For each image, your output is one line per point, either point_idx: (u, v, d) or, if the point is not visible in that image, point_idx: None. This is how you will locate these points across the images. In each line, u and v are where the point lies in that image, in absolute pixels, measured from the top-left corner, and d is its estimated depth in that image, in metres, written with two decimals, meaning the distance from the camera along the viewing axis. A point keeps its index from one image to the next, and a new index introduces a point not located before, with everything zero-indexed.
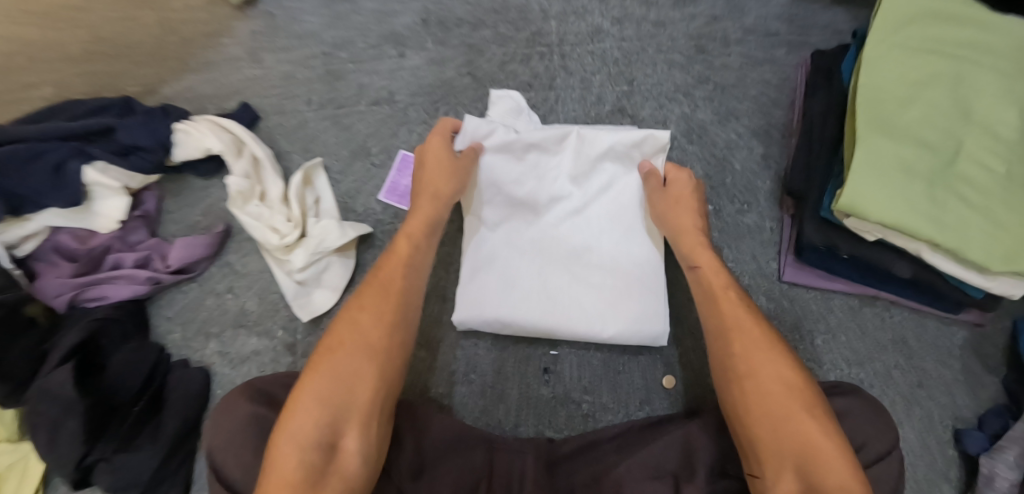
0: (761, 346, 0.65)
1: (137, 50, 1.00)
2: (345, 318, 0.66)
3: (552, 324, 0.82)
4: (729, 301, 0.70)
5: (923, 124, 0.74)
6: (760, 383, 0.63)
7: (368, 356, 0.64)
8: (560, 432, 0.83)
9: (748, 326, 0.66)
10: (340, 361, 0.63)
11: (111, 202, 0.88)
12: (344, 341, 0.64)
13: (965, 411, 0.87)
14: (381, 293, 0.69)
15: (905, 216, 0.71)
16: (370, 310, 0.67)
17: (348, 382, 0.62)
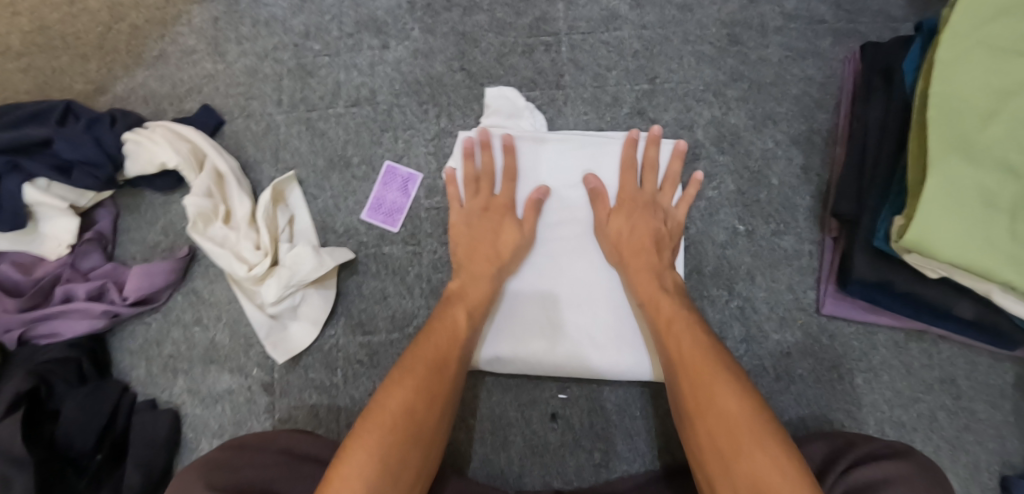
0: (707, 373, 0.58)
1: (82, 41, 0.87)
2: (400, 386, 0.60)
3: (557, 352, 0.74)
4: (677, 328, 0.64)
5: (1009, 145, 0.62)
6: (711, 414, 0.56)
7: (420, 443, 0.58)
8: (569, 484, 0.75)
9: (693, 352, 0.61)
10: (391, 440, 0.56)
11: (58, 223, 0.78)
12: (396, 414, 0.57)
13: (1017, 457, 0.78)
14: (436, 364, 0.63)
15: (979, 257, 0.60)
16: (427, 386, 0.61)
17: (401, 468, 0.55)
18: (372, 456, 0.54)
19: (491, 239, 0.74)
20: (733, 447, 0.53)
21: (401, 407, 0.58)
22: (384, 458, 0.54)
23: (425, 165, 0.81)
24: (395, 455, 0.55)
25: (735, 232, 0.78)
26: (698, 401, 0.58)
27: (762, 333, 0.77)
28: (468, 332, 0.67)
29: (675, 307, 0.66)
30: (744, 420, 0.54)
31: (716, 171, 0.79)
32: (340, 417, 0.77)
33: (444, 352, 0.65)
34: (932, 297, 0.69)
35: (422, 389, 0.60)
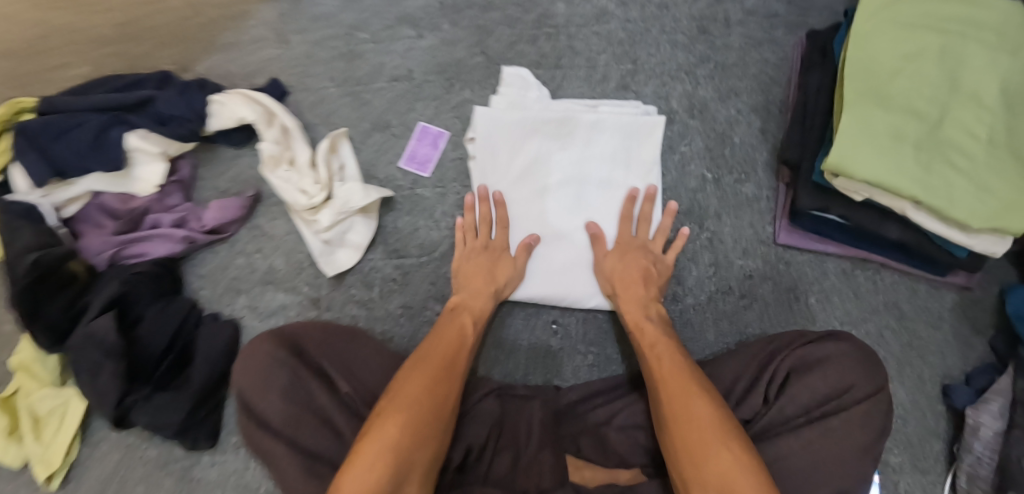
0: (679, 382, 0.71)
1: (161, 32, 1.04)
2: (412, 383, 0.71)
3: (540, 294, 0.89)
4: (658, 349, 0.77)
5: (912, 92, 0.79)
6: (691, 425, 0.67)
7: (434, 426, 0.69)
8: (567, 381, 0.91)
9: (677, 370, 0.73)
10: (404, 421, 0.67)
11: (150, 167, 0.95)
12: (406, 405, 0.69)
13: (955, 370, 0.91)
14: (444, 367, 0.75)
15: (892, 175, 0.76)
16: (439, 381, 0.73)
17: (409, 446, 0.66)
18: (382, 435, 0.65)
19: (487, 270, 0.86)
20: (702, 442, 0.66)
21: (413, 397, 0.70)
22: (403, 436, 0.66)
23: (452, 126, 0.99)
24: (413, 434, 0.67)
25: (704, 180, 0.95)
26: (673, 399, 0.70)
27: (728, 260, 0.92)
28: (472, 339, 0.80)
29: (656, 332, 0.79)
30: (711, 426, 0.66)
31: (688, 132, 0.96)
32: (374, 325, 0.93)
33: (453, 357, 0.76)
34: (865, 220, 0.84)
35: (433, 383, 0.72)
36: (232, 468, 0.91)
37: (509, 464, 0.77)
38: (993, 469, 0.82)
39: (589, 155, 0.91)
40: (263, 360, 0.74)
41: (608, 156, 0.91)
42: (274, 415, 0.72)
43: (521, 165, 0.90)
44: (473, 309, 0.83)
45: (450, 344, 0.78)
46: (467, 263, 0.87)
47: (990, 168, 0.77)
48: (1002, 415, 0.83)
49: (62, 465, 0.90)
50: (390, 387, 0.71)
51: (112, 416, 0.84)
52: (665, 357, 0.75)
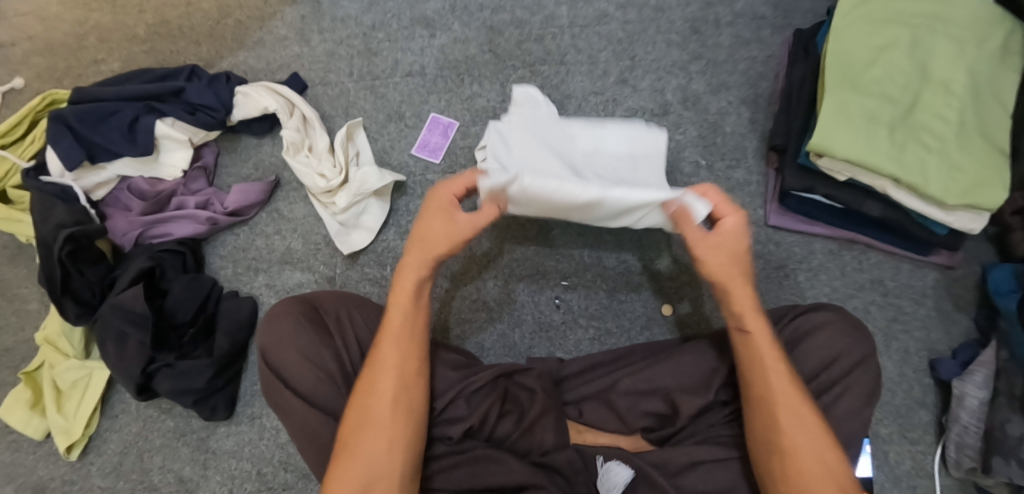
0: (784, 384, 0.70)
1: (194, 32, 1.12)
2: (365, 398, 0.72)
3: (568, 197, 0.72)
4: (769, 368, 0.71)
5: (886, 80, 0.86)
6: (794, 444, 0.68)
7: (396, 436, 0.70)
8: (569, 353, 0.96)
9: (780, 379, 0.70)
10: (368, 441, 0.69)
11: (176, 153, 1.01)
12: (367, 423, 0.71)
13: (939, 344, 0.95)
14: (392, 370, 0.72)
15: (868, 154, 0.82)
16: (396, 385, 0.72)
17: (380, 464, 0.68)
18: (354, 460, 0.69)
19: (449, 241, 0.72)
20: (803, 481, 0.67)
21: (367, 413, 0.71)
22: (369, 457, 0.69)
23: (461, 117, 1.05)
24: (377, 454, 0.69)
25: (698, 166, 1.02)
26: (772, 425, 0.69)
27: None
28: (413, 322, 0.74)
29: (751, 319, 0.72)
30: (823, 474, 0.66)
31: (682, 122, 1.03)
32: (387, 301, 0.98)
33: (393, 348, 0.74)
34: (847, 199, 0.90)
35: (380, 387, 0.72)
36: (248, 438, 0.94)
37: (516, 423, 0.81)
38: (978, 436, 0.86)
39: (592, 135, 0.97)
40: (288, 320, 0.78)
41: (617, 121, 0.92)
42: (293, 372, 0.76)
43: None
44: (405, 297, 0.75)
45: (392, 345, 0.74)
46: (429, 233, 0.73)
47: (960, 150, 0.83)
48: (986, 385, 0.87)
49: (82, 436, 0.94)
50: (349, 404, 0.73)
51: (137, 382, 0.88)
52: (773, 376, 0.70)
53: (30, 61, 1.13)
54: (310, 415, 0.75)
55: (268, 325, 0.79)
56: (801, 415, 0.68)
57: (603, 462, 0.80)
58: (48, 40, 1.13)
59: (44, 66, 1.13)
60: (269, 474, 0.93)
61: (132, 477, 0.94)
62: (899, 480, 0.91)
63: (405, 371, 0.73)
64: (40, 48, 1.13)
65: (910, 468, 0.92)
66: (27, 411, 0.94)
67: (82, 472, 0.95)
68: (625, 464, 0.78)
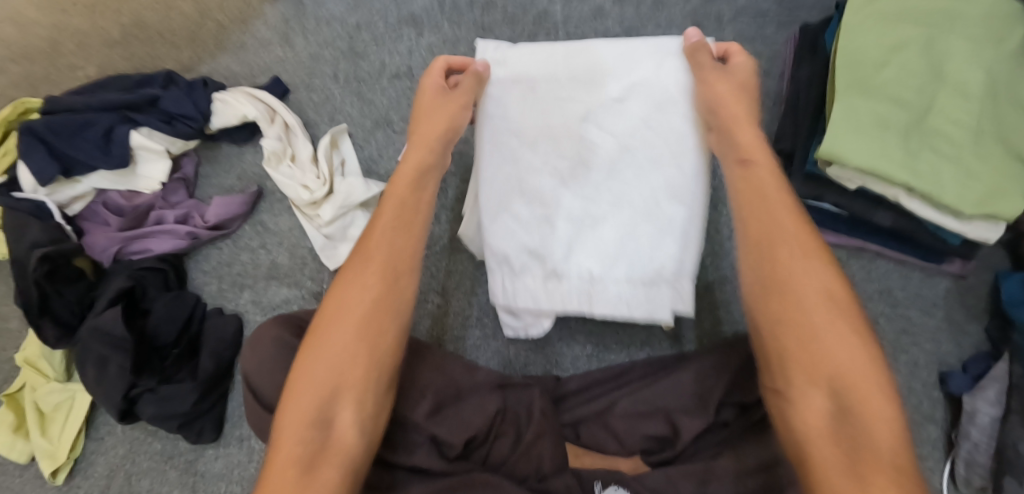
0: (823, 313, 0.58)
1: (172, 34, 1.07)
2: (330, 306, 0.62)
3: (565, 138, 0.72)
4: (790, 265, 0.60)
5: (899, 83, 0.79)
6: (826, 344, 0.57)
7: (368, 348, 0.60)
8: (566, 371, 0.93)
9: (808, 272, 0.60)
10: (337, 336, 0.60)
11: (154, 165, 0.97)
12: (341, 316, 0.61)
13: (950, 357, 0.92)
14: (379, 267, 0.63)
15: (879, 162, 0.77)
16: (379, 285, 0.62)
17: (351, 364, 0.59)
18: (319, 357, 0.60)
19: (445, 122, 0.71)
20: (842, 378, 0.56)
21: (336, 313, 0.62)
22: (332, 361, 0.59)
23: None
24: (339, 362, 0.59)
25: None
26: (786, 314, 0.59)
27: (724, 250, 0.95)
28: (403, 223, 0.67)
29: (789, 235, 0.61)
30: (864, 371, 0.55)
31: None
32: None
33: (375, 253, 0.64)
34: (856, 208, 0.86)
35: (358, 293, 0.62)
36: (236, 460, 0.92)
37: (511, 446, 0.77)
38: (990, 455, 0.83)
39: None
40: (268, 344, 0.74)
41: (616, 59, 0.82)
42: (272, 397, 0.73)
43: None
44: (403, 189, 0.68)
45: (384, 234, 0.65)
46: (426, 127, 0.71)
47: (978, 158, 0.77)
48: (999, 402, 0.84)
49: (67, 460, 0.92)
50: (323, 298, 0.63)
51: (119, 407, 0.85)
52: (794, 272, 0.60)
53: (3, 68, 1.08)
54: None
55: (251, 349, 0.76)
56: (845, 355, 0.56)
57: (602, 489, 0.75)
58: (23, 45, 1.08)
59: (19, 73, 1.08)
60: None
61: None
62: None
63: (389, 275, 0.63)
64: (14, 54, 1.08)
65: None
66: (10, 435, 0.92)
67: None
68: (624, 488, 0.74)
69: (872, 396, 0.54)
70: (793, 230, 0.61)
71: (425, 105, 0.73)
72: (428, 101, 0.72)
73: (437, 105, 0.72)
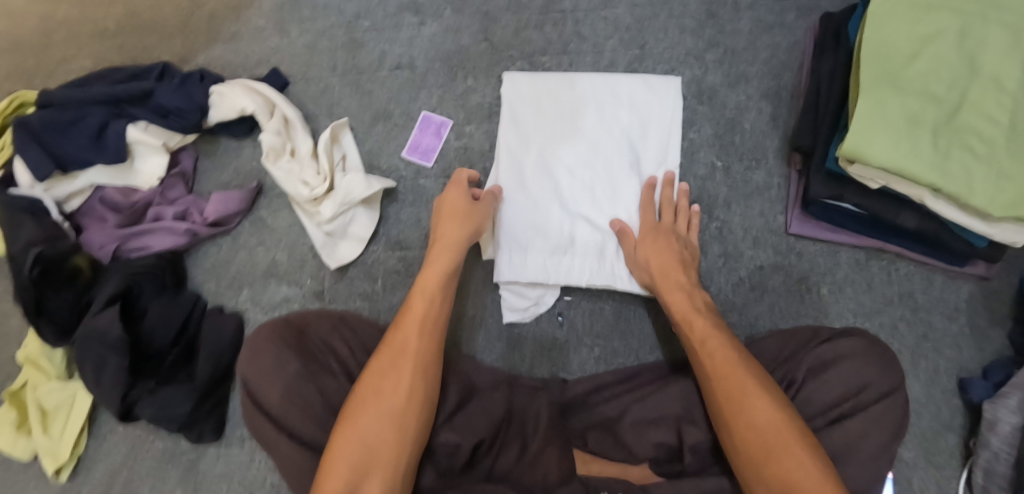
0: (751, 396, 0.65)
1: (166, 24, 1.03)
2: (362, 386, 0.70)
3: (545, 211, 0.88)
4: (720, 355, 0.70)
5: (929, 78, 0.75)
6: (752, 416, 0.65)
7: (394, 420, 0.68)
8: (573, 374, 0.90)
9: (720, 354, 0.70)
10: (368, 422, 0.67)
11: (151, 160, 0.94)
12: (373, 404, 0.69)
13: (971, 363, 0.88)
14: (397, 352, 0.72)
15: (904, 162, 0.73)
16: (411, 369, 0.71)
17: (381, 445, 0.66)
18: (355, 441, 0.66)
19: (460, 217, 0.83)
20: (764, 446, 0.63)
21: (367, 396, 0.69)
22: (366, 439, 0.66)
23: (454, 115, 0.97)
24: (372, 439, 0.66)
25: (713, 168, 0.93)
26: (729, 400, 0.67)
27: (738, 250, 0.91)
28: (427, 314, 0.76)
29: (718, 336, 0.72)
30: (793, 453, 0.61)
31: (697, 119, 0.94)
32: (378, 318, 0.93)
33: (405, 339, 0.74)
34: (879, 209, 0.81)
35: (384, 375, 0.71)
36: (238, 461, 0.91)
37: (516, 456, 0.75)
38: (1011, 465, 0.80)
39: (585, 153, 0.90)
40: (268, 352, 0.73)
41: (612, 110, 0.91)
42: (277, 409, 0.71)
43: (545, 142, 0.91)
44: (431, 287, 0.78)
45: (410, 329, 0.74)
46: (445, 228, 0.82)
47: (1012, 157, 0.71)
48: (1021, 410, 0.80)
49: (70, 458, 0.92)
50: (353, 390, 0.70)
51: (118, 409, 0.84)
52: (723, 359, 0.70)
53: None
54: (294, 453, 0.70)
55: (250, 351, 0.74)
56: (774, 433, 0.63)
57: None
58: (14, 35, 1.05)
59: (12, 62, 1.05)
60: None
61: None
62: None
63: (417, 358, 0.72)
64: (7, 43, 1.05)
65: None
66: (13, 433, 0.91)
67: None
68: None
69: (796, 471, 0.60)
70: (727, 349, 0.70)
71: (449, 205, 0.84)
72: (451, 201, 0.84)
73: (460, 209, 0.83)
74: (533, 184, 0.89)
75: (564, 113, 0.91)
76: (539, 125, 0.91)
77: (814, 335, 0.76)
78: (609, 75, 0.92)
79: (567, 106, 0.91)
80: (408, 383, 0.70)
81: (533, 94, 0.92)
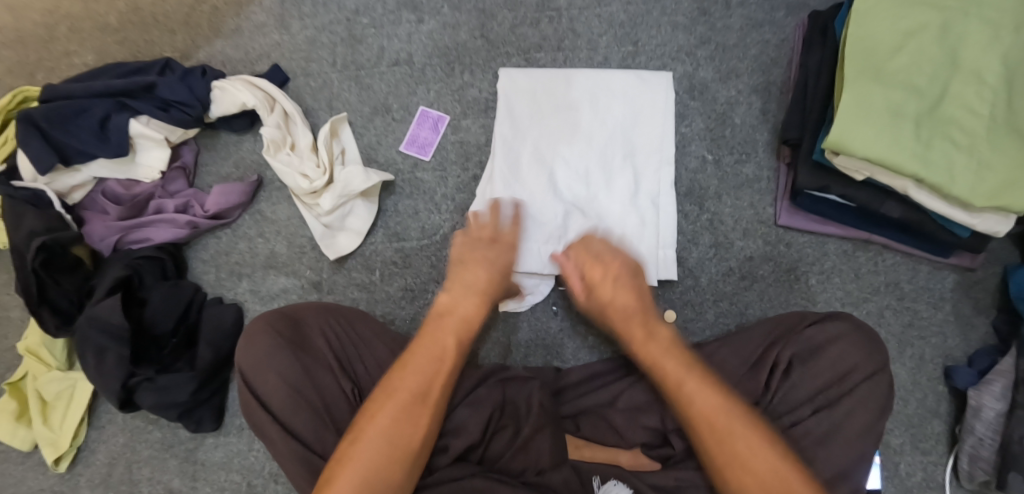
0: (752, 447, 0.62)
1: (168, 20, 1.05)
2: (375, 426, 0.64)
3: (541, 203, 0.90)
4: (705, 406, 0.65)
5: (912, 71, 0.77)
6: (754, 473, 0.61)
7: (406, 470, 0.64)
8: (567, 362, 0.93)
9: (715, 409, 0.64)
10: (375, 459, 0.63)
11: (152, 153, 0.96)
12: (382, 441, 0.64)
13: (956, 351, 0.91)
14: (418, 385, 0.68)
15: (889, 153, 0.75)
16: (426, 407, 0.67)
17: (389, 486, 0.62)
18: (361, 480, 0.61)
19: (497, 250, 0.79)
20: None
21: (381, 444, 0.63)
22: (375, 476, 0.62)
23: (451, 109, 0.99)
24: (381, 477, 0.62)
25: (704, 161, 0.95)
26: (727, 456, 0.63)
27: (728, 241, 0.93)
28: (454, 351, 0.71)
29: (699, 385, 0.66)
30: None
31: (688, 114, 0.96)
32: (376, 307, 0.95)
33: (429, 384, 0.68)
34: (865, 199, 0.83)
35: (403, 419, 0.65)
36: (236, 449, 0.92)
37: (509, 440, 0.75)
38: (994, 450, 0.82)
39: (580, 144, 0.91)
40: (265, 340, 0.72)
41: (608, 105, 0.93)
42: (275, 399, 0.70)
43: (540, 137, 0.92)
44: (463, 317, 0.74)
45: (432, 361, 0.69)
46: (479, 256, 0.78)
47: (992, 148, 0.74)
48: (1004, 396, 0.82)
49: (69, 448, 0.93)
50: (357, 418, 0.65)
51: (119, 396, 0.85)
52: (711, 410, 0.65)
53: None
54: (287, 444, 0.69)
55: (247, 341, 0.73)
56: (776, 486, 0.60)
57: (601, 484, 0.73)
58: (17, 31, 1.07)
59: (15, 59, 1.07)
60: (259, 486, 0.91)
61: (122, 488, 0.93)
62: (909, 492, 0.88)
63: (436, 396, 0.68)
64: (10, 39, 1.07)
65: (921, 480, 0.88)
66: (12, 423, 0.92)
67: (72, 482, 0.94)
68: (624, 483, 0.72)
69: None
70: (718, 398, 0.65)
71: (486, 232, 0.81)
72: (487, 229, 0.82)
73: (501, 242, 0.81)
74: (529, 179, 0.91)
75: (560, 110, 0.93)
76: (534, 122, 0.93)
77: (803, 320, 0.77)
78: (604, 70, 0.94)
79: (560, 102, 0.93)
80: (422, 420, 0.66)
81: (528, 88, 0.95)
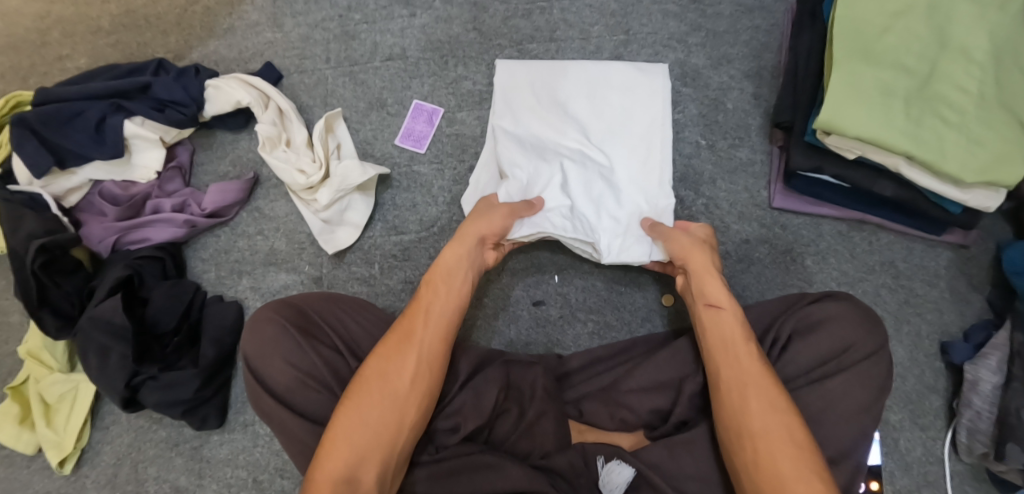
0: (768, 406, 0.65)
1: (161, 21, 1.05)
2: (372, 380, 0.67)
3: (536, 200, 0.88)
4: (730, 353, 0.69)
5: (902, 51, 0.77)
6: (766, 429, 0.64)
7: (401, 413, 0.66)
8: (568, 349, 0.94)
9: (757, 374, 0.67)
10: (371, 410, 0.66)
11: (148, 154, 0.96)
12: (375, 392, 0.66)
13: (952, 327, 0.92)
14: (405, 340, 0.70)
15: (882, 130, 0.75)
16: (412, 360, 0.68)
17: (378, 432, 0.64)
18: (357, 428, 0.64)
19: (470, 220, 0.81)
20: (770, 459, 0.62)
21: (380, 386, 0.67)
22: (368, 426, 0.65)
23: (446, 102, 0.99)
24: (370, 424, 0.65)
25: (699, 146, 0.96)
26: (732, 397, 0.67)
27: (724, 225, 0.94)
28: (433, 302, 0.72)
29: (747, 368, 0.67)
30: (789, 454, 0.62)
31: (682, 100, 0.97)
32: (377, 300, 0.96)
33: (411, 326, 0.71)
34: (857, 179, 0.84)
35: (391, 362, 0.68)
36: (241, 445, 0.93)
37: (514, 423, 0.76)
38: (991, 422, 0.83)
39: (574, 133, 0.91)
40: (270, 328, 0.73)
41: (607, 93, 0.92)
42: (282, 383, 0.71)
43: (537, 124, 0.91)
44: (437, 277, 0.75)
45: (421, 319, 0.71)
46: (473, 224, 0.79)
47: (982, 124, 0.75)
48: (1000, 369, 0.83)
49: (73, 450, 0.93)
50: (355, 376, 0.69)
51: (122, 396, 0.86)
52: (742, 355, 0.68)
53: None
54: (298, 424, 0.69)
55: (253, 333, 0.73)
56: (788, 445, 0.62)
57: (604, 464, 0.74)
58: (10, 37, 1.06)
59: (7, 64, 1.06)
60: (265, 480, 0.92)
61: (127, 488, 0.94)
62: (909, 467, 0.89)
63: (428, 355, 0.70)
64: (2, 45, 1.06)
65: (920, 455, 0.89)
66: (16, 427, 0.92)
67: (77, 484, 0.94)
68: (626, 462, 0.73)
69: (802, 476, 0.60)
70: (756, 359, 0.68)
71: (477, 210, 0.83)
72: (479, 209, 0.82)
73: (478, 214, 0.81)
74: (528, 169, 0.90)
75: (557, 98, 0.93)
76: (530, 114, 0.92)
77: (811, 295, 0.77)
78: (601, 61, 0.94)
79: (557, 90, 0.93)
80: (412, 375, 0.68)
81: (526, 77, 0.94)
